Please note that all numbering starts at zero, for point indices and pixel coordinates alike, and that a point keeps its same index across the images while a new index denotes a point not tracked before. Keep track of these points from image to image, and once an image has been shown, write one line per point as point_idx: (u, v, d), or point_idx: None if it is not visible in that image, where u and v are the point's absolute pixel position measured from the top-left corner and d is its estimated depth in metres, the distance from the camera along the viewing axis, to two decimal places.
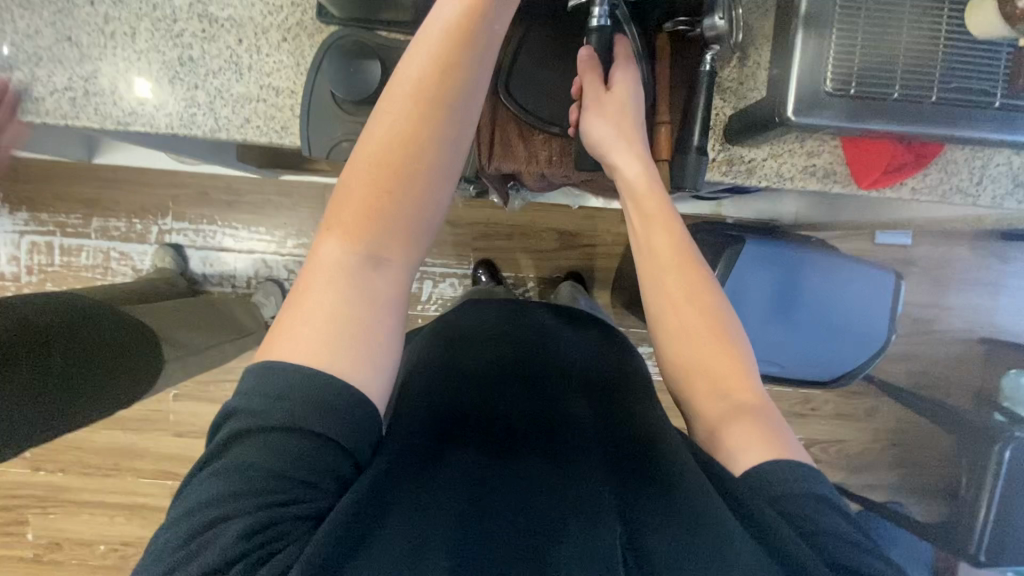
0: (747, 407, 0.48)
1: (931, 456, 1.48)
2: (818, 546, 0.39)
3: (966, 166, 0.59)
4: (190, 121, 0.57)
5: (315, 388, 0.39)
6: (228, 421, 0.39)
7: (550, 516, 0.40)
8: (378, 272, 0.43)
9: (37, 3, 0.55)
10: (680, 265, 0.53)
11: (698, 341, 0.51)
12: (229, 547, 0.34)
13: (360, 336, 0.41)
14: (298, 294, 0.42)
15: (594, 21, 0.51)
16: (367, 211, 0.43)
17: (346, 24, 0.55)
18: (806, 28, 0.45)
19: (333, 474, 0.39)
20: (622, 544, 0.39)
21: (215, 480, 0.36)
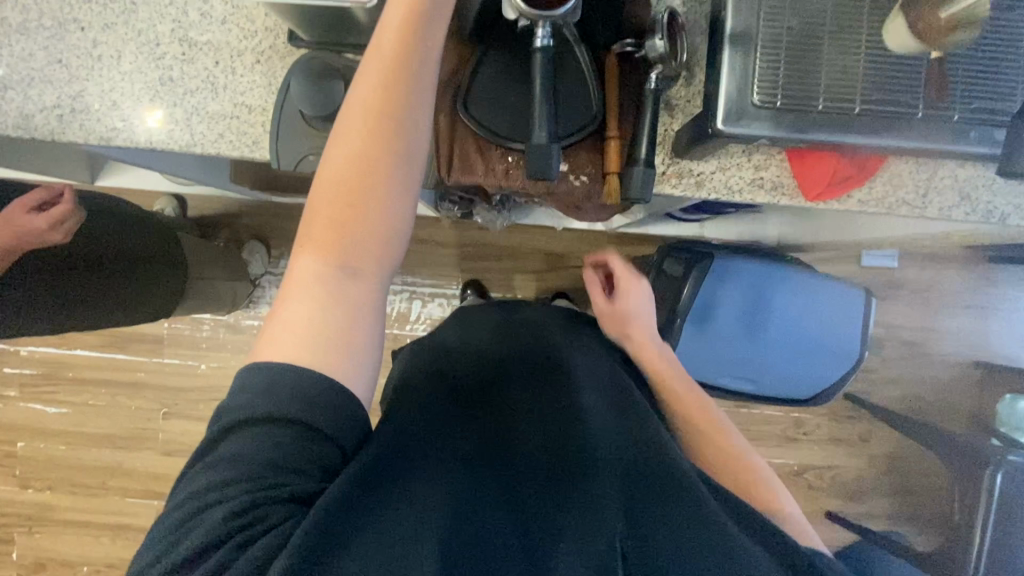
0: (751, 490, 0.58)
1: (929, 482, 1.45)
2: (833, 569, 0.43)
3: (912, 179, 0.61)
4: (169, 137, 0.61)
5: (291, 384, 0.39)
6: (218, 416, 0.40)
7: (546, 522, 0.44)
8: (354, 281, 0.44)
9: (33, 29, 0.60)
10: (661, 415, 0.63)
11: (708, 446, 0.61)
12: (216, 527, 0.35)
13: (338, 341, 0.42)
14: (276, 310, 0.43)
15: (537, 43, 0.50)
16: (337, 225, 0.44)
17: (315, 48, 0.59)
18: (732, 46, 0.48)
19: (320, 465, 0.40)
20: (622, 540, 0.42)
21: (206, 469, 0.38)
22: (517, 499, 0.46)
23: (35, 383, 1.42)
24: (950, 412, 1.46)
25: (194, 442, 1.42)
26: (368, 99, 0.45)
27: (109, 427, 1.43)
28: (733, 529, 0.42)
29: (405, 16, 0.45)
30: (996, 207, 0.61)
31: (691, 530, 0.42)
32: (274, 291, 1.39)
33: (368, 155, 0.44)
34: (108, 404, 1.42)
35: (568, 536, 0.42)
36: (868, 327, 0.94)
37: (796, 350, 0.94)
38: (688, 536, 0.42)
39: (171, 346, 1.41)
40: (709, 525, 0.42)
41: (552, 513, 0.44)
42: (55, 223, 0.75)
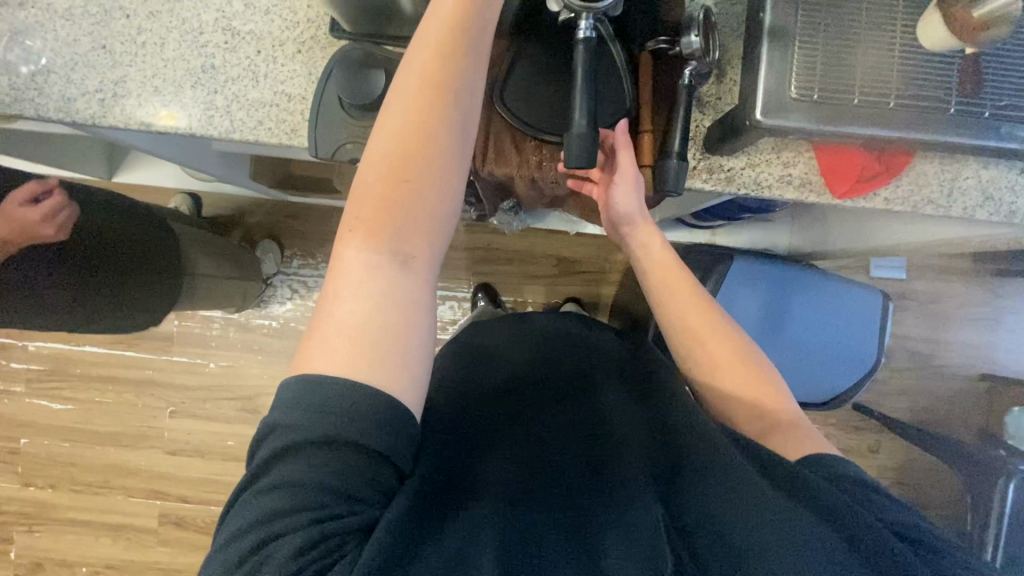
0: (783, 423, 0.54)
1: (937, 495, 1.45)
2: (876, 513, 0.43)
3: (936, 179, 0.62)
4: (209, 123, 0.62)
5: (349, 403, 0.39)
6: (269, 440, 0.40)
7: (590, 520, 0.44)
8: (404, 270, 0.44)
9: (78, 16, 0.61)
10: (700, 308, 0.59)
11: (732, 379, 0.57)
12: (286, 563, 0.36)
13: (388, 327, 0.42)
14: (324, 307, 0.43)
15: (580, 33, 0.50)
16: (387, 207, 0.44)
17: (356, 39, 0.60)
18: (771, 40, 0.49)
19: (378, 487, 0.40)
20: (663, 522, 0.43)
21: (261, 498, 0.38)
22: (558, 495, 0.47)
23: (41, 379, 1.41)
24: (958, 424, 1.46)
25: (199, 442, 1.41)
26: (416, 89, 0.45)
27: (114, 424, 1.41)
28: (764, 486, 0.43)
29: (450, 16, 0.45)
30: (1018, 208, 0.62)
31: (728, 495, 0.42)
32: (285, 291, 1.39)
33: (419, 148, 0.45)
34: (113, 402, 1.41)
35: (614, 529, 0.43)
36: (884, 331, 0.95)
37: (813, 353, 0.95)
38: (726, 503, 0.42)
39: (179, 344, 1.41)
40: (744, 489, 0.42)
41: (594, 512, 0.45)
42: (47, 216, 0.77)
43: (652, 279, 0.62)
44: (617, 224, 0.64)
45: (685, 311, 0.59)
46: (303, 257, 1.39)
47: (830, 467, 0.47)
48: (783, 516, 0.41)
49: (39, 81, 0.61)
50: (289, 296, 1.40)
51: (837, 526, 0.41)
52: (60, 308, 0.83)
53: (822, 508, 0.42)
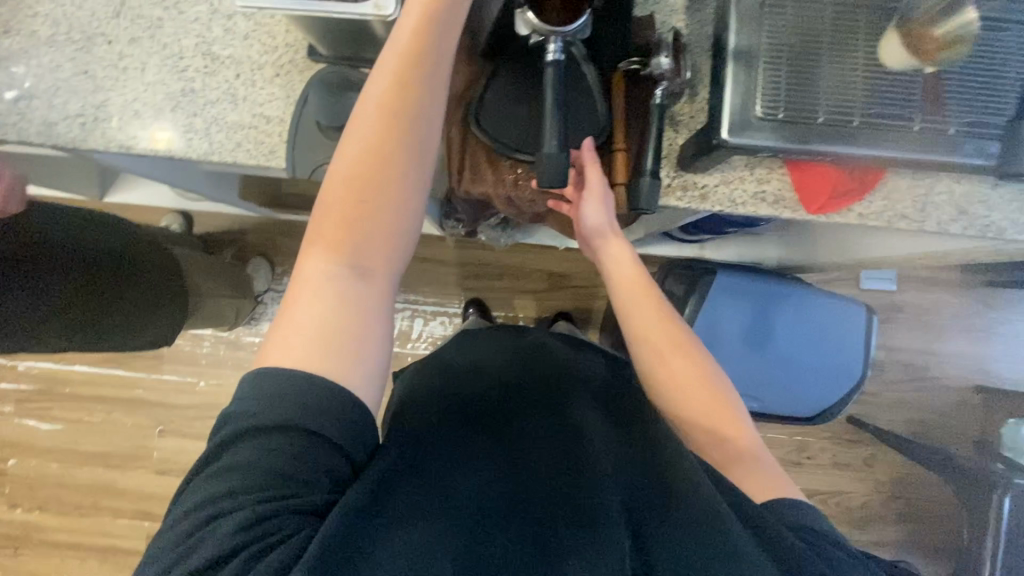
0: (741, 451, 0.55)
1: (935, 509, 1.43)
2: (822, 555, 0.44)
3: (910, 194, 0.62)
4: (188, 145, 0.62)
5: (302, 390, 0.40)
6: (227, 424, 0.40)
7: (555, 526, 0.43)
8: (362, 283, 0.45)
9: (61, 42, 0.62)
10: (664, 325, 0.60)
11: (694, 402, 0.58)
12: (228, 539, 0.35)
13: (348, 336, 0.43)
14: (284, 314, 0.44)
15: (549, 56, 0.51)
16: (348, 222, 0.45)
17: (333, 62, 0.61)
18: (736, 61, 0.50)
19: (329, 474, 0.40)
20: (630, 550, 0.42)
21: (213, 477, 0.38)
22: (531, 508, 0.44)
23: (31, 399, 1.40)
24: (953, 437, 1.45)
25: (189, 461, 1.40)
26: (379, 100, 0.46)
27: (103, 444, 1.40)
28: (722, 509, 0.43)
29: (418, 21, 0.45)
30: (992, 222, 0.63)
31: (697, 526, 0.42)
32: (276, 308, 1.40)
33: (379, 163, 0.46)
34: (102, 421, 1.40)
35: (580, 546, 0.41)
36: (869, 345, 0.95)
37: (799, 368, 0.94)
38: (691, 536, 0.42)
39: (170, 363, 1.40)
40: (709, 521, 0.42)
41: (562, 521, 0.43)
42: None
43: (619, 292, 0.64)
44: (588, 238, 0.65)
45: (652, 328, 0.60)
46: None
47: (789, 512, 0.48)
48: (740, 543, 0.41)
49: (22, 106, 0.62)
50: None
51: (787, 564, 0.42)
52: (68, 330, 0.79)
53: (779, 551, 0.42)
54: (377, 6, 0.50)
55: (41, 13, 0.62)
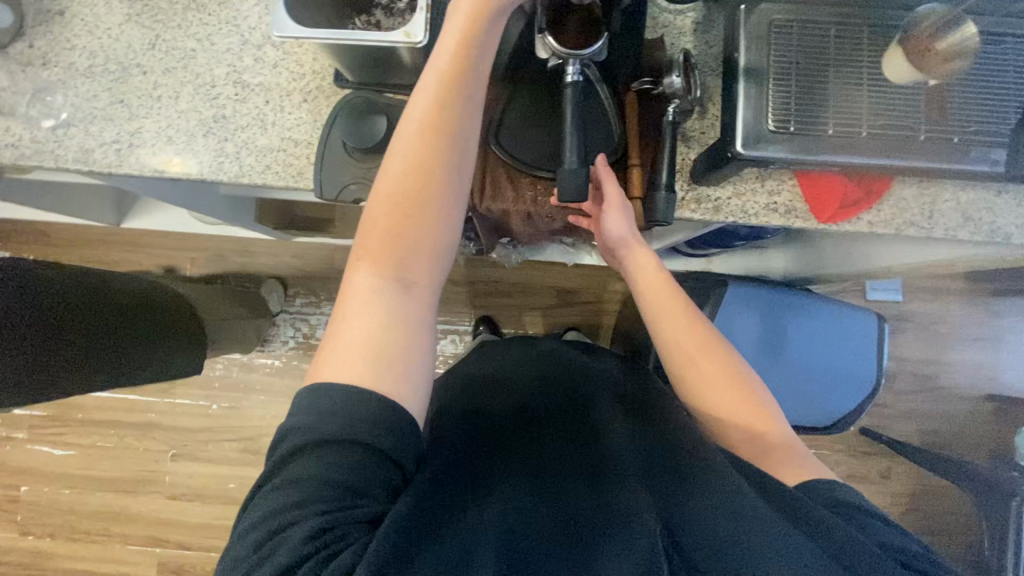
0: (776, 447, 0.55)
1: (954, 521, 1.42)
2: (866, 532, 0.45)
3: (916, 202, 0.64)
4: (219, 168, 0.65)
5: (354, 402, 0.42)
6: (287, 438, 0.42)
7: (592, 530, 0.45)
8: (407, 294, 0.47)
9: (98, 74, 0.65)
10: (691, 327, 0.61)
11: (726, 401, 0.58)
12: (298, 547, 0.38)
13: (395, 346, 0.45)
14: (335, 327, 0.46)
15: (568, 78, 0.54)
16: (393, 236, 0.47)
17: (358, 88, 0.64)
18: (746, 79, 0.52)
19: (384, 485, 0.42)
20: (660, 536, 0.43)
21: (279, 491, 0.40)
22: (560, 507, 0.47)
23: (43, 425, 1.40)
24: (968, 447, 1.45)
25: (201, 485, 1.40)
26: (418, 124, 0.48)
27: (115, 470, 1.40)
28: (758, 500, 0.44)
29: (454, 50, 0.48)
30: (999, 227, 0.64)
31: (725, 512, 0.43)
32: (289, 329, 1.41)
33: (422, 180, 0.48)
34: (115, 446, 1.40)
35: (610, 540, 0.43)
36: (881, 353, 0.96)
37: (813, 377, 0.95)
38: (721, 522, 0.43)
39: (183, 386, 1.41)
40: (743, 515, 0.43)
41: (591, 522, 0.45)
42: None
43: (644, 297, 0.64)
44: (613, 246, 0.66)
45: (679, 331, 0.60)
46: (306, 295, 1.42)
47: (828, 494, 0.49)
48: (774, 531, 0.42)
49: (60, 135, 0.64)
50: (292, 334, 1.41)
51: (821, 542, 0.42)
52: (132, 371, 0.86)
53: (812, 524, 0.43)
54: (406, 34, 0.53)
55: (79, 46, 0.65)
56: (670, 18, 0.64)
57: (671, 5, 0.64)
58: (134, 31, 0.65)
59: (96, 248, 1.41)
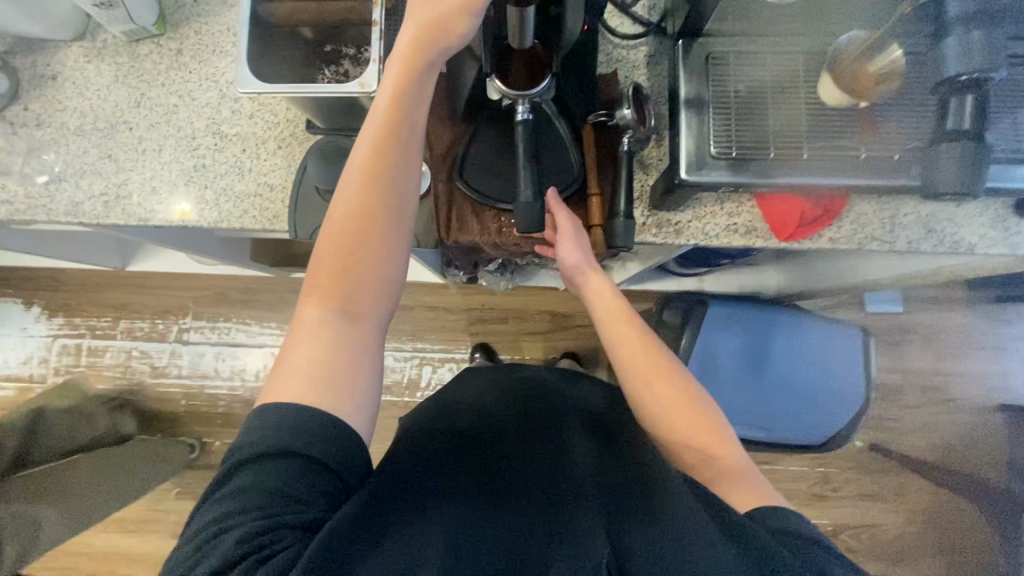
0: (732, 470, 0.56)
1: (973, 539, 1.37)
2: (811, 562, 0.44)
3: (877, 217, 0.65)
4: (199, 214, 0.68)
5: (298, 421, 0.44)
6: (234, 452, 0.45)
7: (536, 546, 0.47)
8: (355, 325, 0.49)
9: (87, 131, 0.69)
10: (649, 351, 0.62)
11: (682, 424, 0.59)
12: (231, 550, 0.40)
13: (341, 376, 0.47)
14: (284, 357, 0.48)
15: (518, 116, 0.56)
16: (338, 271, 0.49)
17: (329, 133, 0.68)
18: (688, 108, 0.55)
19: (322, 494, 0.44)
20: (608, 561, 0.45)
21: (221, 499, 0.43)
22: (511, 526, 0.48)
23: None
24: (982, 460, 1.41)
25: None
26: (363, 163, 0.50)
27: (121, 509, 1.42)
28: (709, 528, 0.45)
29: (397, 94, 0.50)
30: (962, 238, 0.65)
31: (677, 538, 0.45)
32: None
33: (364, 218, 0.50)
34: None
35: (561, 556, 0.46)
36: (869, 368, 0.94)
37: (799, 393, 0.94)
38: (665, 542, 0.45)
39: (187, 423, 1.44)
40: (688, 536, 0.45)
41: (540, 543, 0.47)
42: None
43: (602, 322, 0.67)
44: (571, 272, 0.69)
45: (636, 356, 0.62)
46: None
47: (773, 519, 0.48)
48: (710, 554, 0.43)
49: (52, 189, 0.68)
50: None
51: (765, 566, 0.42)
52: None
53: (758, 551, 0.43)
54: (362, 84, 0.56)
55: (70, 107, 0.70)
56: (624, 53, 0.67)
57: (623, 41, 0.67)
58: (121, 91, 0.70)
59: (102, 292, 1.46)
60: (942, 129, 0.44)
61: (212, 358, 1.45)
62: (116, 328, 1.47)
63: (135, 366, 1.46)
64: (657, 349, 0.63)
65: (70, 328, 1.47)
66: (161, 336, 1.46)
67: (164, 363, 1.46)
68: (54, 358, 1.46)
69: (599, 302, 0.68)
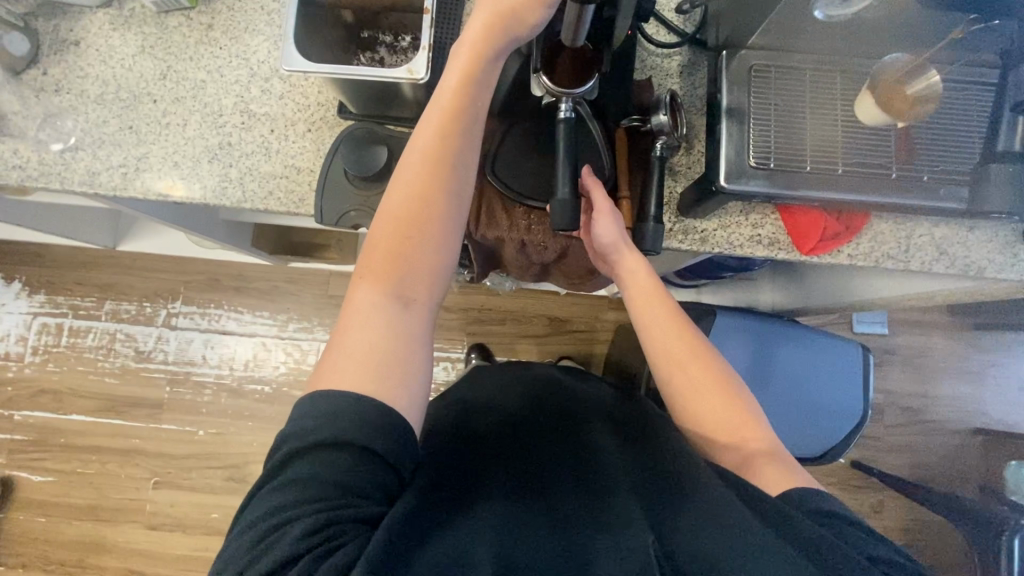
0: (763, 454, 0.57)
1: (947, 557, 1.41)
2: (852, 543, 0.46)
3: (893, 237, 0.67)
4: (222, 193, 0.67)
5: (353, 411, 0.45)
6: (286, 442, 0.45)
7: (583, 536, 0.46)
8: (407, 309, 0.51)
9: (109, 101, 0.67)
10: (682, 338, 0.62)
11: (712, 410, 0.59)
12: (294, 544, 0.39)
13: (392, 358, 0.49)
14: (338, 338, 0.50)
15: (561, 114, 0.57)
16: (395, 255, 0.52)
17: (361, 119, 0.67)
18: (728, 118, 0.56)
19: (379, 486, 0.45)
20: (655, 551, 0.44)
21: (277, 490, 0.43)
22: (555, 514, 0.49)
23: (24, 450, 1.37)
24: (958, 480, 1.45)
25: (182, 514, 1.36)
26: (422, 152, 0.52)
27: (95, 497, 1.36)
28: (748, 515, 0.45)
29: (458, 86, 0.51)
30: (972, 262, 0.67)
31: (717, 527, 0.44)
32: (280, 354, 1.41)
33: (422, 204, 0.52)
34: (96, 473, 1.37)
35: (602, 547, 0.45)
36: (866, 384, 0.97)
37: (799, 407, 0.96)
38: (707, 526, 0.45)
39: (170, 411, 1.39)
40: (735, 525, 0.44)
41: (585, 532, 0.46)
42: None
43: (635, 308, 0.65)
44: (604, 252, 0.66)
45: (669, 342, 0.62)
46: (298, 320, 1.42)
47: (809, 501, 0.50)
48: (755, 537, 0.43)
49: (68, 158, 0.66)
50: (283, 359, 1.41)
51: (805, 548, 0.43)
52: None
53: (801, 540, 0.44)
54: (409, 70, 0.56)
55: (92, 75, 0.68)
56: (657, 61, 0.68)
57: (658, 49, 0.68)
58: (147, 62, 0.68)
59: (88, 270, 1.41)
60: (991, 152, 0.52)
61: (201, 344, 1.42)
62: (101, 309, 1.42)
63: (118, 349, 1.41)
64: (690, 337, 0.63)
65: (51, 306, 1.41)
66: (148, 320, 1.42)
67: (149, 348, 1.41)
68: (33, 337, 1.40)
69: (634, 283, 0.65)
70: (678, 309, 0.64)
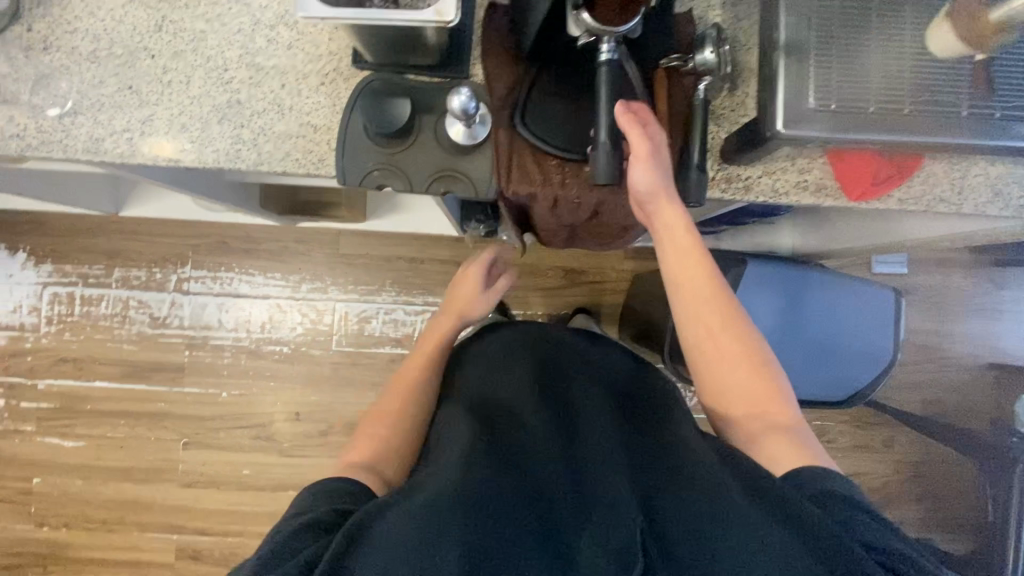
0: (781, 425, 0.57)
1: (955, 485, 1.46)
2: (855, 530, 0.45)
3: (947, 177, 0.64)
4: (236, 155, 0.63)
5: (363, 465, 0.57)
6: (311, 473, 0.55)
7: (576, 515, 0.50)
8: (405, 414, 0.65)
9: (103, 58, 0.62)
10: (713, 295, 0.60)
11: (735, 378, 0.59)
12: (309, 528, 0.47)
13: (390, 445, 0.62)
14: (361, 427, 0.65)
15: (602, 56, 0.53)
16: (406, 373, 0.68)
17: (378, 70, 0.62)
18: (788, 55, 0.51)
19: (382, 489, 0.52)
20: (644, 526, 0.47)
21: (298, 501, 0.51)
22: (551, 488, 0.52)
23: (52, 417, 1.39)
24: (970, 414, 1.48)
25: (216, 472, 1.39)
26: None
27: (127, 459, 1.40)
28: (747, 506, 0.46)
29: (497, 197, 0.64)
30: None
31: (711, 516, 0.46)
32: (296, 315, 1.40)
33: None
34: (126, 436, 1.40)
35: (592, 524, 0.48)
36: (897, 330, 0.96)
37: (828, 351, 0.96)
38: (701, 516, 0.47)
39: (191, 375, 1.40)
40: (727, 514, 0.46)
41: (576, 517, 0.49)
42: None
43: (668, 255, 0.61)
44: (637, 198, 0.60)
45: (698, 300, 0.60)
46: (311, 281, 1.40)
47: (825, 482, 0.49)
48: (749, 525, 0.44)
49: (67, 123, 0.62)
50: (300, 320, 1.41)
51: (810, 542, 0.43)
52: None
53: (805, 526, 0.44)
54: (437, 12, 0.50)
55: (81, 30, 0.62)
56: None
57: None
58: (140, 13, 0.62)
59: (93, 238, 1.38)
60: None
61: (215, 308, 1.40)
62: (111, 277, 1.39)
63: (134, 316, 1.40)
64: (722, 295, 0.60)
65: (60, 276, 1.39)
66: (159, 286, 1.40)
67: (164, 314, 1.41)
68: (45, 307, 1.39)
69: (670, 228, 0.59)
70: (712, 262, 0.61)
